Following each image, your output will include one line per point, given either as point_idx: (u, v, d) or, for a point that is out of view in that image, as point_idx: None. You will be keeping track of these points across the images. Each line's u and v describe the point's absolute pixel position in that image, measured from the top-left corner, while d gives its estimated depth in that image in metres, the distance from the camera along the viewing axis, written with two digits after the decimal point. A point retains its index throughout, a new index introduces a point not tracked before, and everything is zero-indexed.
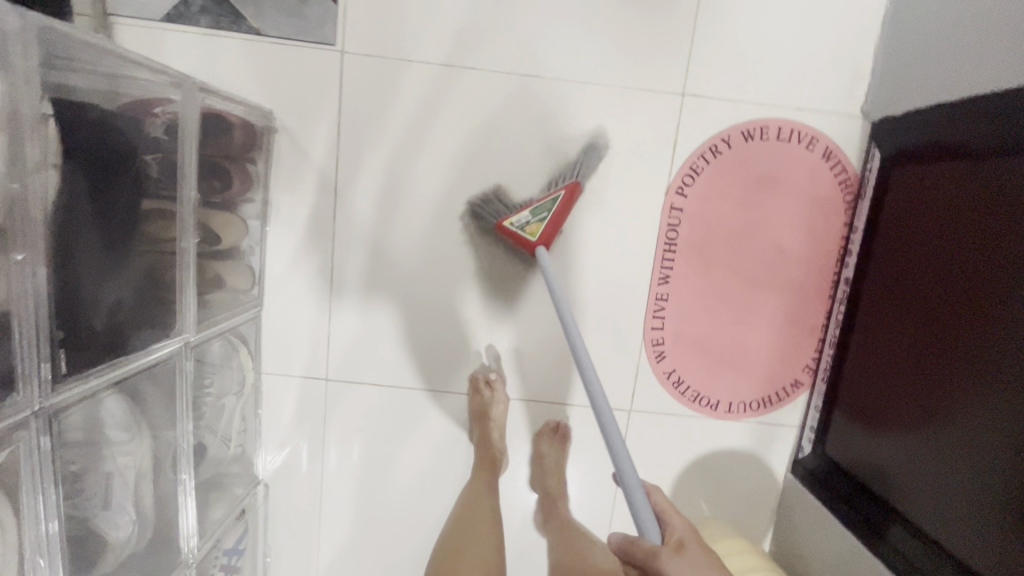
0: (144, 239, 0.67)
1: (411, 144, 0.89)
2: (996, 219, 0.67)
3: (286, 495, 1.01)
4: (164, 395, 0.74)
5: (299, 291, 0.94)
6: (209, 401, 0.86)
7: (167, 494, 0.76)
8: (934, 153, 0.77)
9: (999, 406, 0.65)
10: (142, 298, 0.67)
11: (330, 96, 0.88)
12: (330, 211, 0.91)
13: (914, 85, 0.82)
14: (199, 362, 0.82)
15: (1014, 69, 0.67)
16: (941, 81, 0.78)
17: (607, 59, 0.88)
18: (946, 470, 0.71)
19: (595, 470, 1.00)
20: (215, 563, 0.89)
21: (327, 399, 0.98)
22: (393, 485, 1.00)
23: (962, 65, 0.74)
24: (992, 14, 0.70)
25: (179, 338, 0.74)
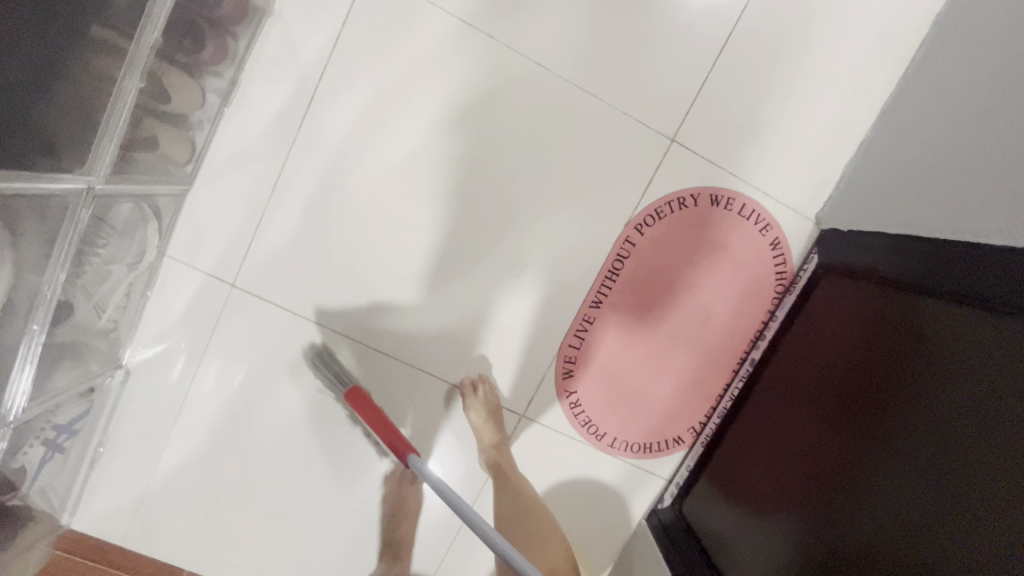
0: (84, 64, 0.60)
1: (405, 85, 0.87)
2: (892, 349, 0.75)
3: (146, 390, 0.94)
4: (45, 232, 0.65)
5: (237, 186, 0.88)
6: (95, 263, 0.78)
7: (12, 345, 0.67)
8: (860, 274, 0.85)
9: (847, 507, 0.72)
10: (55, 121, 0.60)
11: (340, 5, 0.84)
12: (298, 119, 0.86)
13: (864, 211, 0.90)
14: (99, 218, 0.75)
15: (945, 223, 0.75)
16: (887, 214, 0.86)
17: (618, 82, 0.90)
18: (787, 552, 0.78)
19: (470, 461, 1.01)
20: (38, 433, 0.81)
21: (226, 306, 0.92)
22: (265, 412, 0.96)
23: (908, 211, 0.82)
24: (943, 175, 0.78)
25: (86, 179, 0.67)
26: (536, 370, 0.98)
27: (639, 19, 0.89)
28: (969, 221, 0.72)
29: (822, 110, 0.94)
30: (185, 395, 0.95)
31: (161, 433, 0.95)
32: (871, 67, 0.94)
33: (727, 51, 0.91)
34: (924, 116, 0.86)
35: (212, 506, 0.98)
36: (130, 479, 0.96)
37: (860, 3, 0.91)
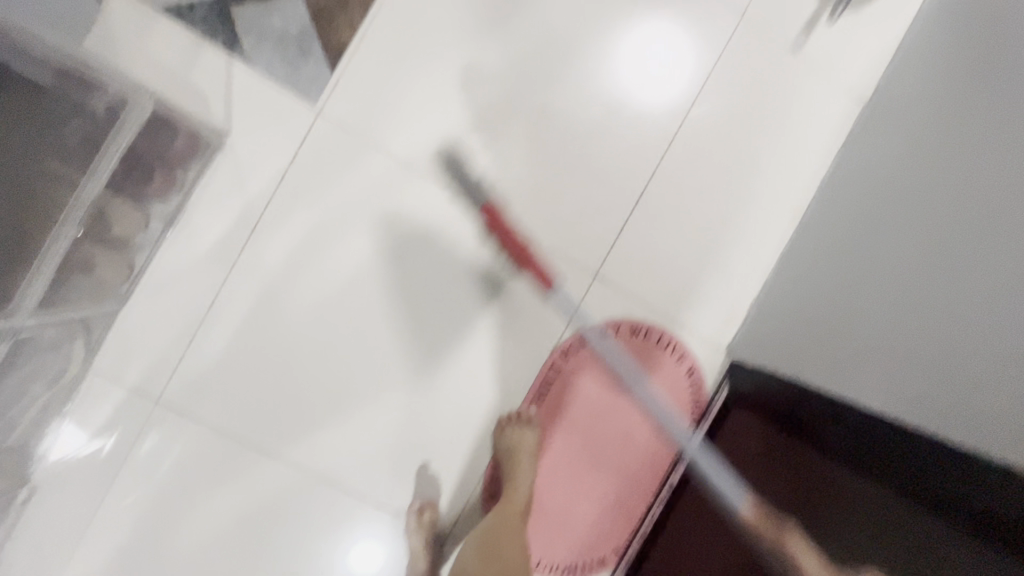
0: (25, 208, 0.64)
1: (347, 217, 0.93)
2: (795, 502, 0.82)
3: (50, 511, 0.88)
4: None
5: (173, 304, 0.90)
6: (11, 386, 0.76)
7: None
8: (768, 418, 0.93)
9: None
10: None
11: (291, 144, 0.90)
12: (240, 243, 0.90)
13: (761, 347, 1.00)
14: (22, 345, 0.74)
15: (829, 375, 0.86)
16: (779, 355, 0.96)
17: (547, 222, 0.99)
18: None
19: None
20: None
21: (148, 421, 0.91)
22: (179, 534, 0.92)
23: (794, 356, 0.92)
24: (826, 330, 0.89)
25: (4, 322, 0.66)
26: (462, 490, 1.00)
27: (566, 169, 0.99)
28: (857, 381, 0.81)
29: (730, 253, 1.05)
30: (88, 518, 0.90)
31: (56, 559, 0.89)
32: (771, 218, 1.06)
33: (644, 199, 1.02)
34: (809, 270, 0.99)
35: None
36: None
37: (760, 165, 1.04)
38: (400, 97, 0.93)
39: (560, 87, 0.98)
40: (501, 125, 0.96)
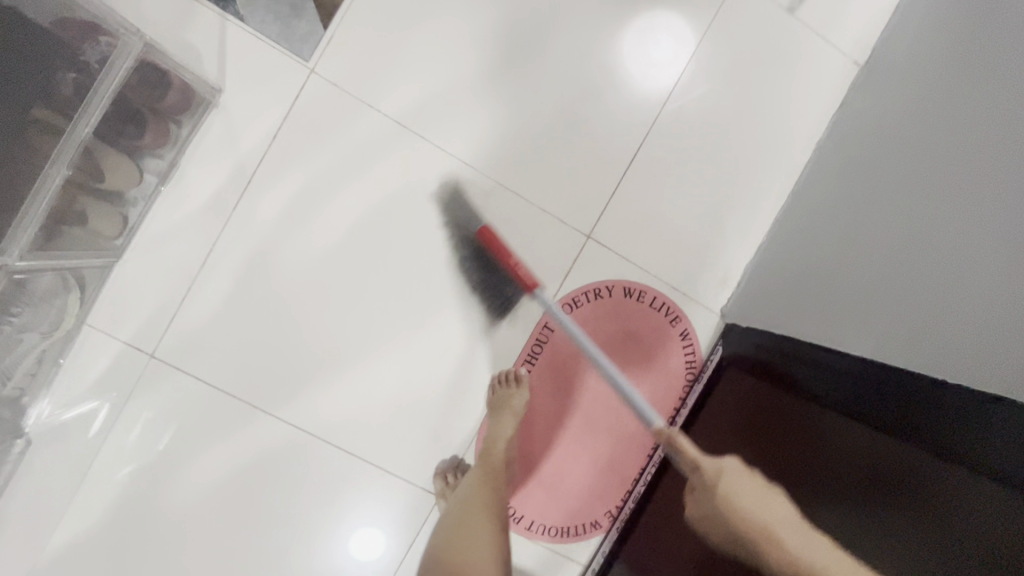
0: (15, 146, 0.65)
1: (339, 174, 0.93)
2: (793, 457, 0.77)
3: (45, 463, 0.89)
4: None
5: (166, 260, 0.90)
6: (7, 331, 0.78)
7: None
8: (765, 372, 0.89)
9: None
10: None
11: (283, 101, 0.91)
12: (233, 200, 0.91)
13: (750, 309, 1.01)
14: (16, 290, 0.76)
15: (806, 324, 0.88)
16: (765, 313, 0.97)
17: (540, 182, 0.99)
18: None
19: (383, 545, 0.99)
20: None
21: (142, 376, 0.91)
22: (173, 489, 0.93)
23: (780, 313, 0.94)
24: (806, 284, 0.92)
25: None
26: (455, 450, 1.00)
27: (560, 129, 0.99)
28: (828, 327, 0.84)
29: (724, 216, 1.04)
30: (85, 470, 0.91)
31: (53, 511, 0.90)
32: (766, 181, 1.05)
33: (638, 160, 1.01)
34: (794, 232, 1.01)
35: None
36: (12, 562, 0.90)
37: (754, 127, 1.04)
38: (393, 55, 0.93)
39: (553, 46, 0.97)
40: (494, 83, 0.96)
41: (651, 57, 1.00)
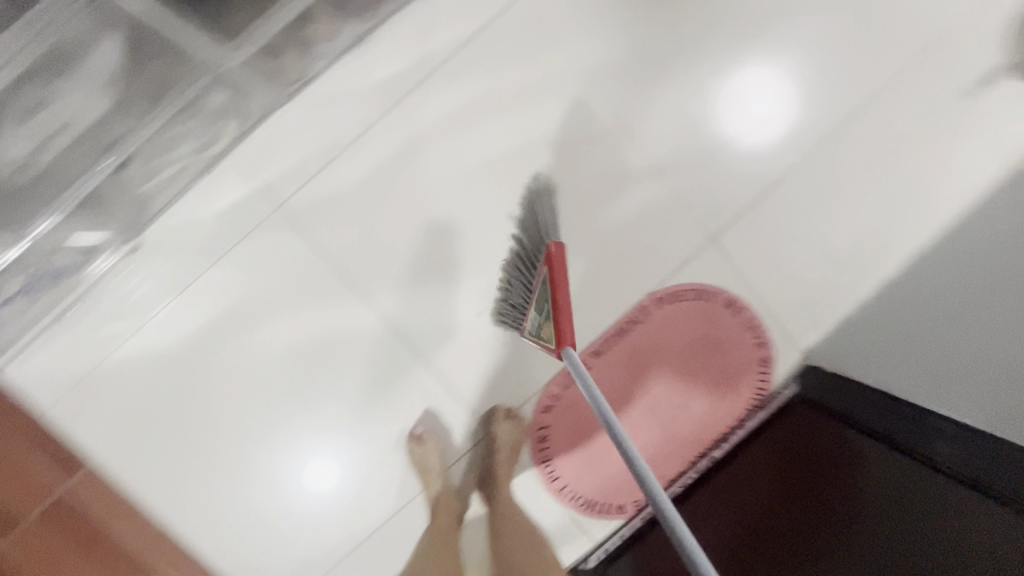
0: None
1: (508, 101, 0.97)
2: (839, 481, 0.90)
3: (147, 269, 0.92)
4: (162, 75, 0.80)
5: (325, 122, 0.93)
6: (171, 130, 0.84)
7: None
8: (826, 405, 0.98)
9: None
10: None
11: (482, 17, 0.95)
12: (405, 90, 0.94)
13: (830, 353, 1.06)
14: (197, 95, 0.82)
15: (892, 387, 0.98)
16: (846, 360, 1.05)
17: (682, 175, 1.01)
18: None
19: (427, 462, 1.00)
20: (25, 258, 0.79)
21: (263, 221, 0.94)
22: (254, 336, 0.96)
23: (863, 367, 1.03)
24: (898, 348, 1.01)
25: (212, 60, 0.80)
26: (518, 396, 1.02)
27: (720, 133, 1.01)
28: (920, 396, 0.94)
29: (847, 264, 1.05)
30: (180, 289, 0.93)
31: (140, 315, 0.94)
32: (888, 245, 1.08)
33: (778, 187, 1.04)
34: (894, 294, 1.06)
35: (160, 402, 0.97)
36: (91, 347, 0.94)
37: None
38: (592, 10, 0.97)
39: (745, 52, 0.99)
40: (676, 69, 0.99)
41: (747, 113, 1.00)
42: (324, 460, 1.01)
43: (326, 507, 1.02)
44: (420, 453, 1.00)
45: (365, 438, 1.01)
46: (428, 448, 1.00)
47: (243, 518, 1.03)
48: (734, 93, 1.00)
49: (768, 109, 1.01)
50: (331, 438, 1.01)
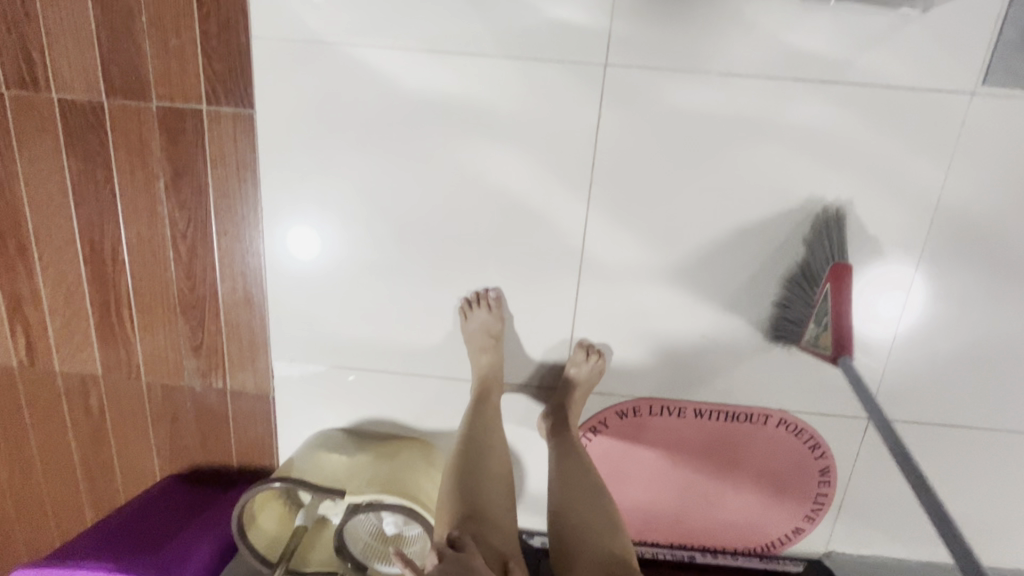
0: None
1: (854, 165, 0.87)
2: None
3: (446, 10, 0.83)
4: None
5: (705, 34, 0.82)
6: None
7: None
8: None
9: None
10: None
11: (918, 77, 0.82)
12: (792, 73, 0.83)
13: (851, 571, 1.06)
14: None
15: None
16: None
17: (904, 356, 0.96)
18: None
19: (488, 325, 0.95)
20: None
21: (573, 65, 0.84)
22: (472, 146, 0.89)
23: None
24: None
25: None
26: (611, 385, 1.00)
27: (966, 353, 0.95)
28: None
29: (922, 523, 1.05)
30: (462, 51, 0.84)
31: (409, 40, 0.84)
32: (969, 542, 1.06)
33: (953, 431, 0.99)
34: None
35: (349, 123, 0.89)
36: (339, 29, 0.85)
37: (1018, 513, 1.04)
38: (998, 164, 0.86)
39: None
40: (998, 273, 0.91)
41: (879, 290, 0.92)
42: (425, 288, 0.97)
43: (311, 282, 0.99)
44: (482, 318, 0.95)
45: (470, 302, 0.97)
46: (488, 315, 0.95)
47: (320, 273, 0.99)
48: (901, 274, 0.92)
49: (870, 314, 0.94)
50: (444, 279, 0.96)
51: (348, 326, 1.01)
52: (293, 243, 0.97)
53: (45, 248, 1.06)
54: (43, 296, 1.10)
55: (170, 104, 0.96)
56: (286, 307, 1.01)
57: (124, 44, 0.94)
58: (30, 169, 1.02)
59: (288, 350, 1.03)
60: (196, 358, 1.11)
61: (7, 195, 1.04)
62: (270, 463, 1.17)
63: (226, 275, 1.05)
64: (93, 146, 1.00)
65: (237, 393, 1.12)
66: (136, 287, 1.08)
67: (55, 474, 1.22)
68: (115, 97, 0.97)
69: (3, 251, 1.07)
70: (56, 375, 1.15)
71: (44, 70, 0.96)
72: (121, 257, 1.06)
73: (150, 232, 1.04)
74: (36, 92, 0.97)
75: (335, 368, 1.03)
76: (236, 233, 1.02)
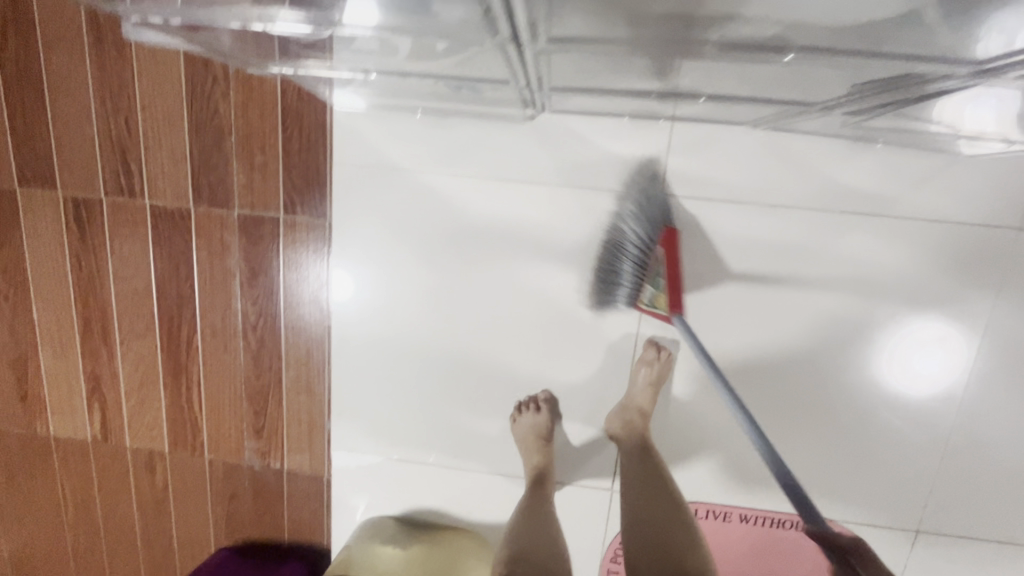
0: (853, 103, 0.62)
1: (899, 291, 0.89)
2: None
3: (511, 144, 0.90)
4: (739, 84, 0.61)
5: (755, 171, 0.87)
6: (678, 99, 0.72)
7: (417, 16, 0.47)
8: None
9: None
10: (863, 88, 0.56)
11: (960, 213, 0.85)
12: (838, 207, 0.87)
13: None
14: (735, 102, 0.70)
15: None
16: None
17: (955, 474, 0.95)
18: None
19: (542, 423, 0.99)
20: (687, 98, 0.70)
21: (628, 196, 0.89)
22: (530, 263, 0.95)
23: None
24: None
25: (798, 105, 0.66)
26: None
27: (1020, 472, 0.94)
28: None
29: None
30: (524, 180, 0.91)
31: (475, 170, 0.92)
32: None
33: (1010, 550, 0.97)
34: None
35: (416, 237, 0.96)
36: (412, 160, 0.93)
37: None
38: None
39: None
40: None
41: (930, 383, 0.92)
42: (479, 389, 1.02)
43: (372, 380, 1.06)
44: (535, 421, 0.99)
45: (521, 406, 1.01)
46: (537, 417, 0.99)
47: (381, 372, 1.05)
48: (848, 406, 0.95)
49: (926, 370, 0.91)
50: (498, 383, 1.01)
51: (405, 422, 1.06)
52: (358, 341, 1.04)
53: (126, 335, 1.15)
54: (121, 378, 1.18)
55: (250, 213, 1.05)
56: (347, 401, 1.07)
57: (214, 159, 1.03)
58: (120, 265, 1.11)
59: (347, 443, 1.09)
60: (256, 439, 1.17)
61: (97, 287, 1.13)
62: (320, 541, 1.21)
63: (292, 366, 1.11)
64: (178, 246, 1.08)
65: (293, 474, 1.17)
66: (207, 372, 1.15)
67: (118, 542, 1.28)
68: (202, 205, 1.05)
69: (88, 337, 1.16)
70: (126, 449, 1.22)
71: (140, 180, 1.06)
72: (195, 345, 1.13)
73: (224, 324, 1.11)
74: (132, 198, 1.07)
75: (390, 460, 1.08)
76: (305, 328, 1.09)
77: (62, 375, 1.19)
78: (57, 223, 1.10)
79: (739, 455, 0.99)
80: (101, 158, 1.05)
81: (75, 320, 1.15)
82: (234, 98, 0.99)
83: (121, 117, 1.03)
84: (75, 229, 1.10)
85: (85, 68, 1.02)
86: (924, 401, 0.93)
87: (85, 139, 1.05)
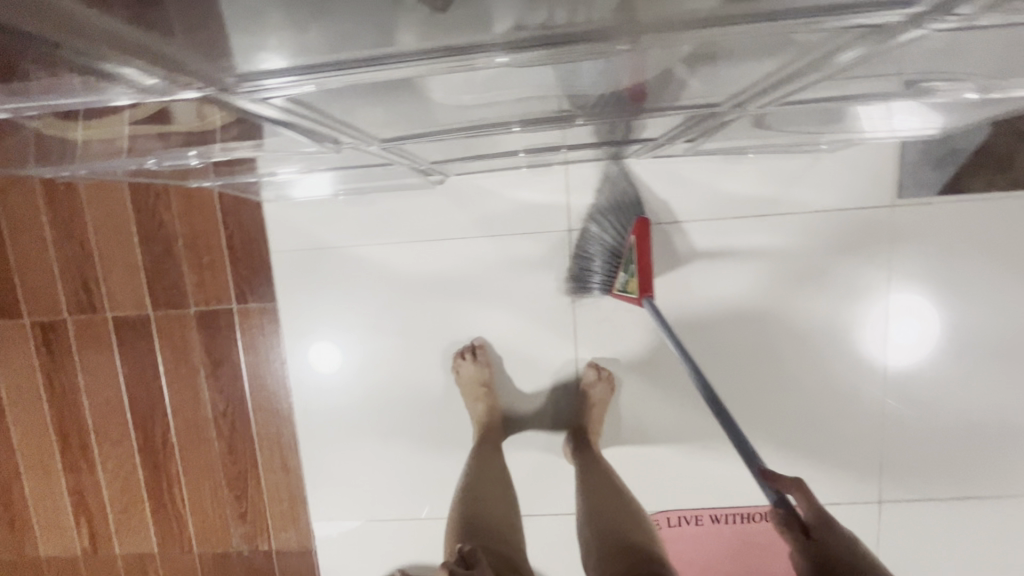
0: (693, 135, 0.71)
1: (802, 278, 0.97)
2: None
3: (429, 208, 0.99)
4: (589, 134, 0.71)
5: (647, 195, 0.96)
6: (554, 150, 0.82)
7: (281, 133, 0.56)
8: None
9: None
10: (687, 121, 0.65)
11: (836, 200, 0.94)
12: (728, 213, 0.96)
13: None
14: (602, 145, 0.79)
15: None
16: None
17: (900, 440, 1.00)
18: None
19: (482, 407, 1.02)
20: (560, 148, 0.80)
21: (540, 236, 0.98)
22: (466, 311, 1.02)
23: None
24: None
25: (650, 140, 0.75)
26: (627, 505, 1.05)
27: (959, 425, 0.98)
28: None
29: None
30: (446, 237, 1.00)
31: (400, 235, 1.00)
32: None
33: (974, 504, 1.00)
34: None
35: (359, 303, 1.04)
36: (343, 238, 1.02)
37: None
38: (929, 257, 0.95)
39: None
40: (976, 350, 0.96)
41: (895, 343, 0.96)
42: (442, 437, 1.07)
43: (341, 446, 1.10)
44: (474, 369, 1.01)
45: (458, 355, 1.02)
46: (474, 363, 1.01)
47: (348, 436, 1.10)
48: (785, 390, 1.00)
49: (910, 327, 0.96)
50: (458, 428, 1.06)
51: (379, 481, 1.10)
52: (322, 411, 1.10)
53: (104, 444, 1.19)
54: (104, 487, 1.21)
55: (206, 308, 1.12)
56: (322, 469, 1.12)
57: (166, 265, 1.11)
58: (90, 379, 1.17)
59: (327, 511, 1.13)
60: (241, 524, 1.19)
61: (71, 403, 1.18)
62: None
63: (265, 446, 1.15)
64: (142, 350, 1.15)
65: (281, 553, 1.19)
66: (187, 465, 1.19)
67: None
68: (161, 309, 1.13)
69: (68, 453, 1.20)
70: (117, 557, 1.24)
71: (100, 297, 1.13)
72: (170, 442, 1.18)
73: (196, 416, 1.16)
74: (94, 314, 1.14)
75: (370, 520, 1.11)
76: (272, 408, 1.13)
77: (46, 494, 1.22)
78: (26, 349, 1.17)
79: (695, 458, 1.03)
80: (61, 281, 1.13)
81: (53, 440, 1.20)
82: (176, 208, 1.08)
83: (76, 242, 1.11)
84: (44, 353, 1.16)
85: (38, 205, 1.11)
86: (853, 375, 0.98)
87: (45, 268, 1.13)
